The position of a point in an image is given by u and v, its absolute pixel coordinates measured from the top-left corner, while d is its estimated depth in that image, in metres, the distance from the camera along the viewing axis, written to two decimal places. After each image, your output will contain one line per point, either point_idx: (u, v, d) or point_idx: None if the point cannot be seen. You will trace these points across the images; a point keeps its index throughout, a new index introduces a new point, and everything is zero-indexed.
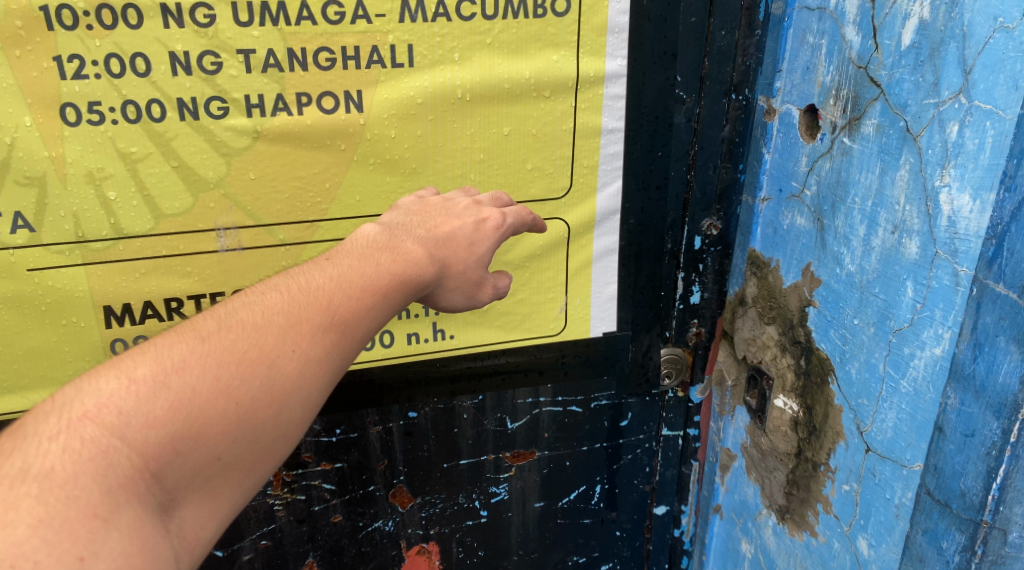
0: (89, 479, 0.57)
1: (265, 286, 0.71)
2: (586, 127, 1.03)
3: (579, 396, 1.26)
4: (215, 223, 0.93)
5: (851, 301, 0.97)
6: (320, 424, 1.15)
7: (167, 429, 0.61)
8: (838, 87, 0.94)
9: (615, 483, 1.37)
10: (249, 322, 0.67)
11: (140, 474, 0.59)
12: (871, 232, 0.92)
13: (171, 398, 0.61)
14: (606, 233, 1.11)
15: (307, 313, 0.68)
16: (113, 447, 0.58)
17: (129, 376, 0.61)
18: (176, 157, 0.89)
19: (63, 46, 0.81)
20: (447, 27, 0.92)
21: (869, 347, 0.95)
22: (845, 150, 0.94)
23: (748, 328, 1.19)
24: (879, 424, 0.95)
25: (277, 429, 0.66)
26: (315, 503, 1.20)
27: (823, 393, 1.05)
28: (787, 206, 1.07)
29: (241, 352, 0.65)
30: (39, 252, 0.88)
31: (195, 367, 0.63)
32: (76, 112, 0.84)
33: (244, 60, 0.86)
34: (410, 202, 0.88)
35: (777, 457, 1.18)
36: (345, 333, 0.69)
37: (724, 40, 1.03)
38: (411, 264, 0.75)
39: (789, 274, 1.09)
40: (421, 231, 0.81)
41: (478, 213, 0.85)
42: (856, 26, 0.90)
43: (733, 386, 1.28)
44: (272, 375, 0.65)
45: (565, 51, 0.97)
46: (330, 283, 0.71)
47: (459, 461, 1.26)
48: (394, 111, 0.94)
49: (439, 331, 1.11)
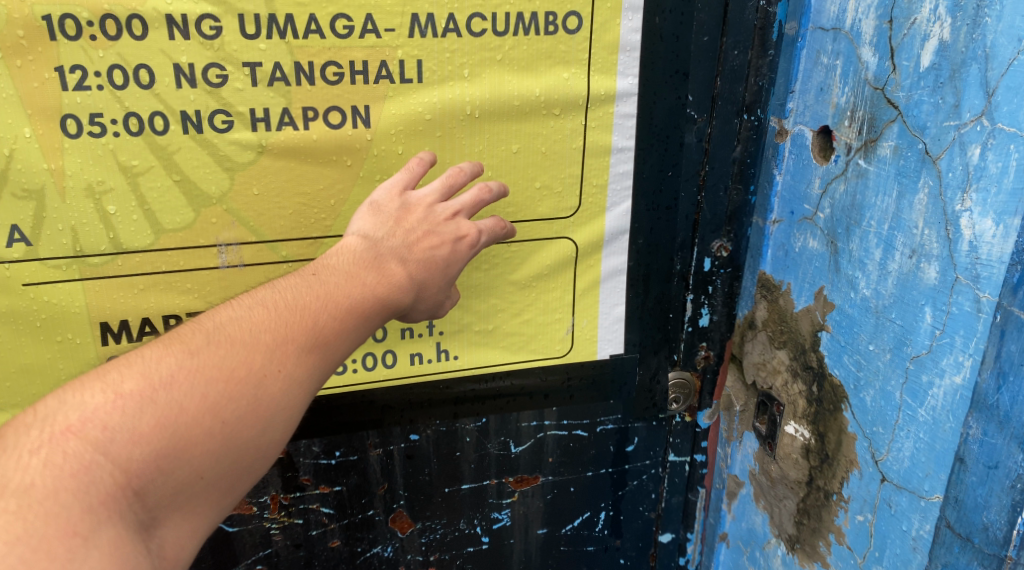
0: (70, 496, 0.58)
1: (252, 300, 0.72)
2: (595, 145, 1.01)
3: (585, 420, 1.23)
4: (217, 239, 0.91)
5: (866, 326, 0.94)
6: (320, 446, 1.12)
7: (151, 446, 0.61)
8: (853, 108, 0.93)
9: (620, 510, 1.33)
10: (236, 339, 0.67)
11: (123, 491, 0.60)
12: (887, 256, 0.90)
13: (156, 414, 0.62)
14: (615, 254, 1.09)
15: (292, 332, 0.69)
16: (97, 463, 0.59)
17: (115, 390, 0.62)
18: (178, 170, 0.87)
19: (65, 57, 0.79)
20: (457, 43, 0.90)
21: (885, 374, 0.92)
22: (860, 172, 0.93)
23: (758, 352, 1.16)
24: (895, 453, 0.92)
25: (260, 449, 0.66)
26: (313, 527, 1.17)
27: (837, 420, 1.02)
28: (799, 228, 1.05)
29: (228, 369, 0.66)
30: (35, 267, 0.86)
31: (182, 383, 0.64)
32: (77, 124, 0.82)
33: (249, 73, 0.85)
34: (389, 200, 0.82)
35: (787, 485, 1.15)
36: (327, 354, 0.71)
37: (737, 59, 1.02)
38: (393, 288, 0.76)
39: (801, 298, 1.06)
40: (404, 248, 0.79)
41: (457, 230, 0.83)
42: (872, 47, 0.89)
43: (741, 411, 1.25)
44: (258, 395, 0.66)
45: (576, 68, 0.96)
46: (317, 302, 0.71)
47: (461, 485, 1.22)
48: (402, 127, 0.92)
49: (443, 351, 1.09)
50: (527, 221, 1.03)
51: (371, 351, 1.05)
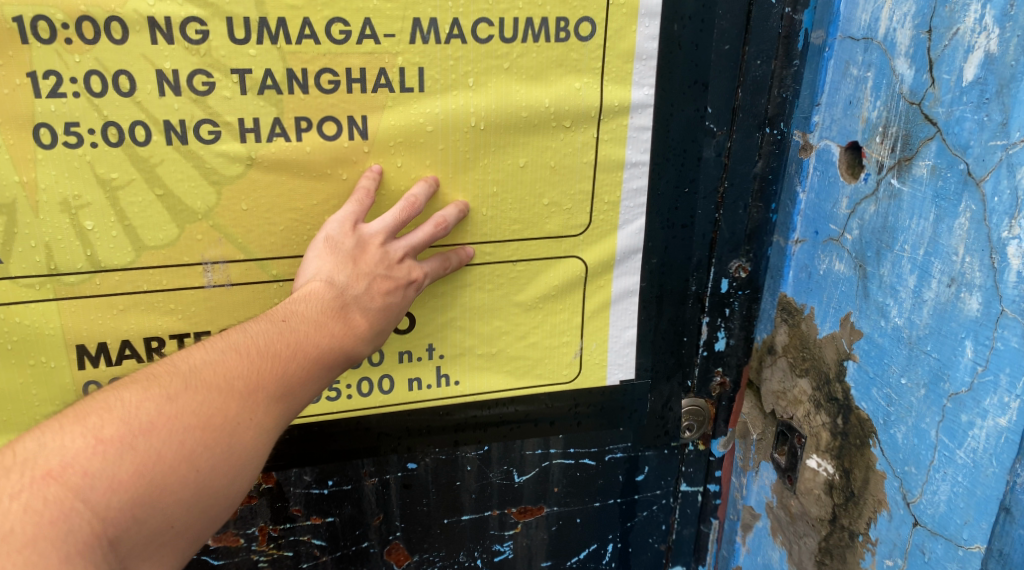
0: (49, 544, 0.58)
1: (225, 342, 0.72)
2: (608, 159, 0.95)
3: (593, 449, 1.17)
4: (202, 257, 0.84)
5: (898, 358, 0.88)
6: (311, 474, 1.05)
7: (129, 494, 0.62)
8: (886, 124, 0.86)
9: (628, 542, 1.27)
10: (211, 385, 0.68)
11: (99, 540, 0.60)
12: (922, 283, 0.83)
13: (135, 462, 0.63)
14: (627, 274, 1.03)
15: (263, 381, 0.70)
16: (76, 511, 0.59)
17: (96, 436, 0.62)
18: (161, 184, 0.81)
19: (38, 62, 0.74)
20: (462, 50, 0.84)
21: (919, 410, 0.85)
22: (893, 193, 0.86)
23: (777, 380, 1.10)
24: (929, 496, 0.85)
25: (228, 498, 0.67)
26: (304, 560, 1.11)
27: (863, 456, 0.96)
28: (824, 249, 0.99)
29: (205, 418, 0.66)
30: (5, 286, 0.80)
31: (160, 431, 0.64)
32: (52, 134, 0.76)
33: (238, 81, 0.79)
34: (345, 236, 0.81)
35: (808, 522, 1.08)
36: (292, 404, 0.72)
37: (759, 69, 0.95)
38: (355, 339, 0.77)
39: (825, 324, 1.00)
40: (365, 296, 0.79)
41: (408, 274, 0.83)
42: (908, 58, 0.82)
43: (758, 440, 1.18)
44: (231, 444, 0.67)
45: (588, 78, 0.89)
46: (288, 349, 0.72)
47: (461, 516, 1.16)
48: (402, 139, 0.86)
49: (443, 376, 1.03)
50: (534, 239, 0.97)
51: (366, 375, 0.99)
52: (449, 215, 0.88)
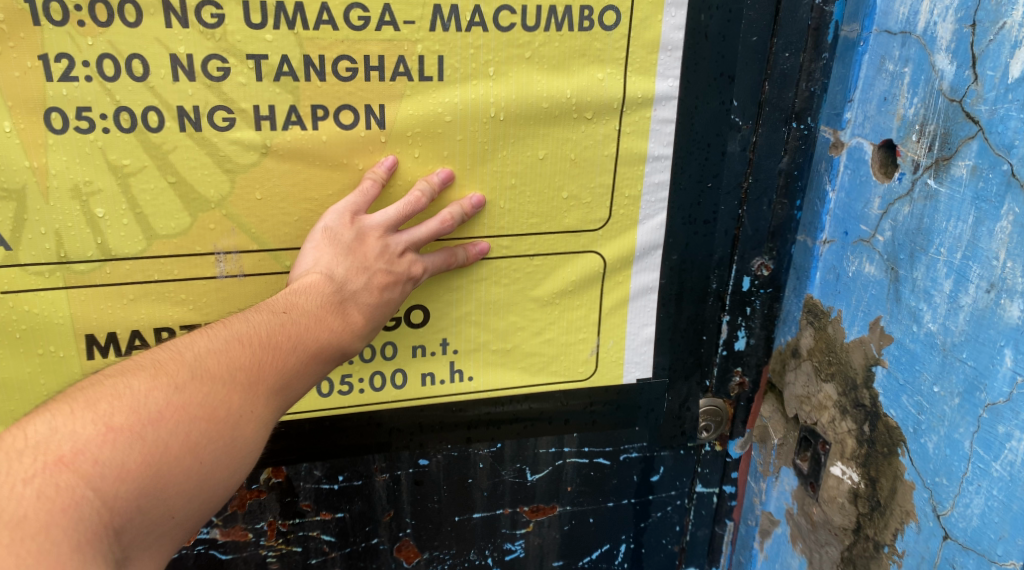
0: (61, 532, 0.56)
1: (229, 331, 0.72)
2: (630, 152, 0.93)
3: (608, 448, 1.15)
4: (215, 247, 0.83)
5: (931, 365, 0.85)
6: (322, 470, 1.03)
7: (137, 483, 0.61)
8: (923, 121, 0.83)
9: (641, 543, 1.27)
10: (216, 374, 0.68)
11: (106, 529, 0.59)
12: (959, 288, 0.81)
13: (143, 451, 0.62)
14: (646, 270, 1.02)
15: (266, 372, 0.70)
16: (86, 499, 0.58)
17: (106, 423, 0.61)
18: (173, 172, 0.78)
19: (50, 44, 0.71)
20: (483, 38, 0.82)
21: (952, 420, 0.83)
22: (929, 193, 0.83)
23: (801, 384, 1.07)
24: (960, 509, 0.83)
25: (228, 490, 0.67)
26: (312, 556, 1.09)
27: (892, 465, 0.93)
28: (854, 251, 0.95)
29: (211, 408, 0.66)
30: (15, 273, 0.79)
31: (168, 420, 0.64)
32: (63, 119, 0.73)
33: (254, 67, 0.76)
34: (344, 228, 0.81)
35: (830, 531, 1.06)
36: (289, 396, 0.72)
37: (787, 62, 0.93)
38: (352, 333, 0.78)
39: (853, 328, 0.97)
40: (365, 291, 0.79)
41: (408, 270, 0.84)
42: (950, 54, 0.79)
43: (778, 445, 1.15)
44: (236, 436, 0.67)
45: (612, 68, 0.87)
46: (290, 341, 0.72)
47: (473, 514, 1.14)
48: (419, 129, 0.84)
49: (457, 372, 1.01)
50: (552, 233, 0.95)
51: (379, 369, 0.98)
52: (453, 211, 0.87)
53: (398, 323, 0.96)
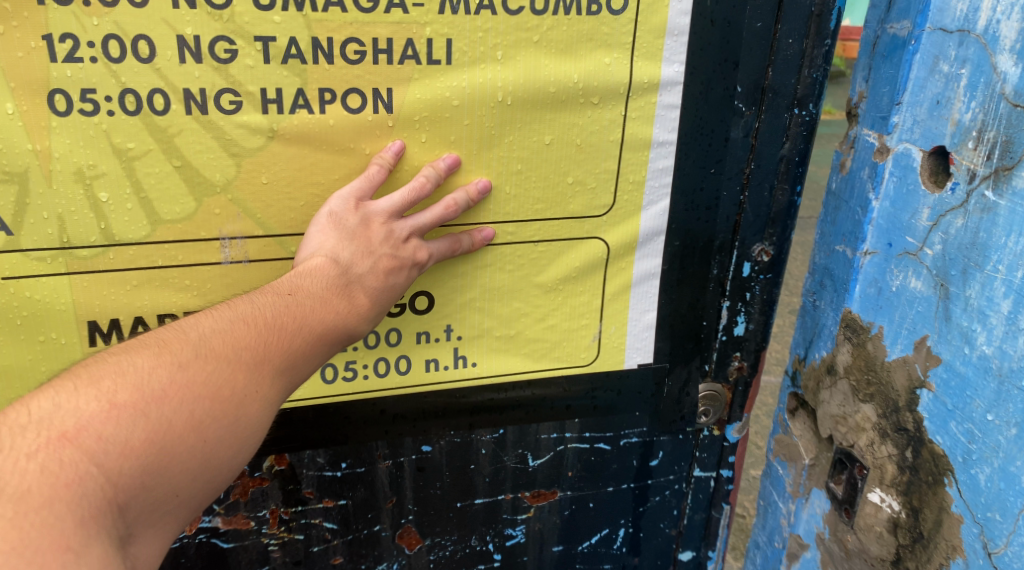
0: (64, 507, 0.57)
1: (234, 312, 0.72)
2: (635, 138, 0.93)
3: (608, 433, 1.16)
4: (220, 232, 0.82)
5: (986, 392, 0.86)
6: (324, 457, 1.03)
7: (140, 460, 0.62)
8: (981, 128, 0.83)
9: (639, 527, 1.29)
10: (220, 354, 0.69)
11: (110, 506, 0.59)
12: (1019, 309, 0.81)
13: (147, 428, 0.63)
14: (648, 256, 1.03)
15: (271, 354, 0.71)
16: (90, 475, 0.59)
17: (110, 400, 0.62)
18: (179, 155, 0.77)
19: (55, 24, 0.68)
20: (491, 21, 0.81)
21: (1008, 452, 0.84)
22: (987, 206, 0.83)
23: (837, 403, 1.07)
24: (1016, 548, 0.85)
25: (230, 470, 0.68)
26: (314, 543, 1.09)
27: (937, 496, 0.94)
28: (898, 264, 0.95)
29: (215, 388, 0.67)
30: (16, 259, 0.77)
31: (172, 398, 0.65)
32: (67, 100, 0.71)
33: (262, 49, 0.75)
34: (350, 213, 0.81)
35: (866, 560, 1.06)
36: (293, 378, 0.73)
37: (791, 48, 0.93)
38: (356, 317, 0.78)
39: (896, 346, 0.97)
40: (370, 275, 0.80)
41: (414, 255, 0.84)
42: (1013, 56, 0.79)
43: (810, 465, 1.16)
44: (239, 416, 0.68)
45: (619, 53, 0.87)
46: (295, 323, 0.73)
47: (474, 500, 1.15)
48: (427, 113, 0.83)
49: (461, 358, 1.02)
50: (556, 219, 0.96)
51: (383, 356, 0.98)
52: (460, 198, 0.87)
53: (402, 309, 0.96)
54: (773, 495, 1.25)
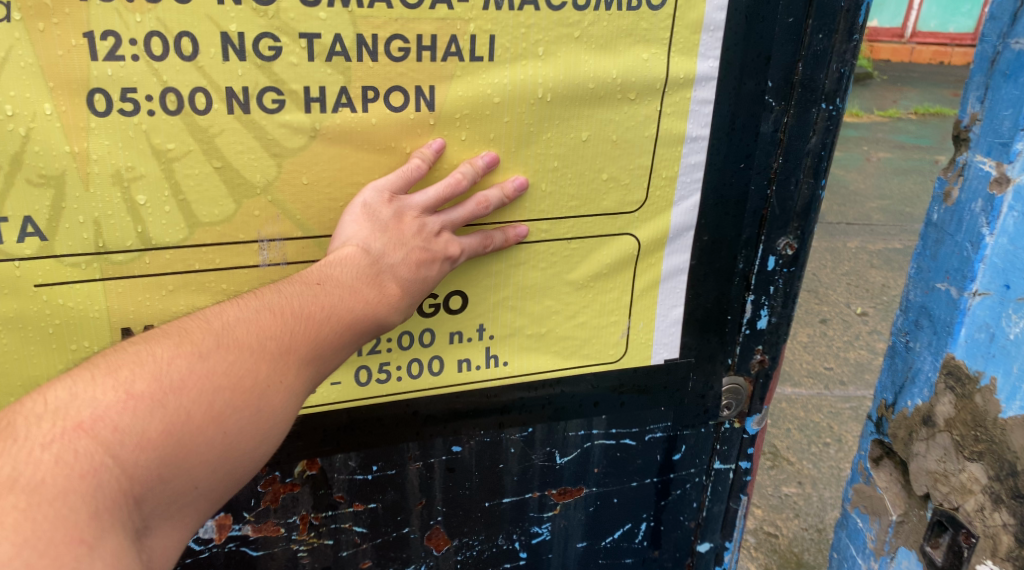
0: (78, 499, 0.56)
1: (260, 301, 0.71)
2: (669, 134, 0.93)
3: (634, 428, 1.17)
4: (258, 234, 0.80)
5: None
6: (356, 460, 1.01)
7: (158, 452, 0.61)
8: None
9: (660, 520, 1.30)
10: (244, 344, 0.67)
11: (125, 498, 0.58)
12: None
13: (165, 419, 0.61)
14: (678, 252, 1.03)
15: (296, 343, 0.69)
16: (106, 466, 0.58)
17: (127, 390, 0.61)
18: (219, 156, 0.75)
19: (96, 21, 0.66)
20: (534, 17, 0.80)
21: None
22: None
23: (937, 458, 1.04)
24: None
25: (254, 462, 0.67)
26: (343, 548, 1.08)
27: None
28: (1016, 309, 0.93)
29: (237, 378, 0.66)
30: (49, 265, 0.74)
31: (192, 389, 0.63)
32: (107, 100, 0.69)
33: (306, 46, 0.73)
34: (383, 205, 0.79)
35: None
36: (321, 367, 0.72)
37: (820, 43, 0.94)
38: (387, 307, 0.76)
39: (1012, 403, 0.94)
40: (404, 266, 0.78)
41: (445, 249, 0.82)
42: None
43: (900, 523, 1.14)
44: (263, 407, 0.66)
45: (656, 48, 0.87)
46: (322, 312, 0.71)
47: (502, 499, 1.14)
48: (468, 111, 0.82)
49: (493, 357, 1.01)
50: (590, 215, 0.96)
51: (416, 357, 0.96)
52: (494, 195, 0.86)
53: (436, 309, 0.95)
54: (852, 548, 1.25)
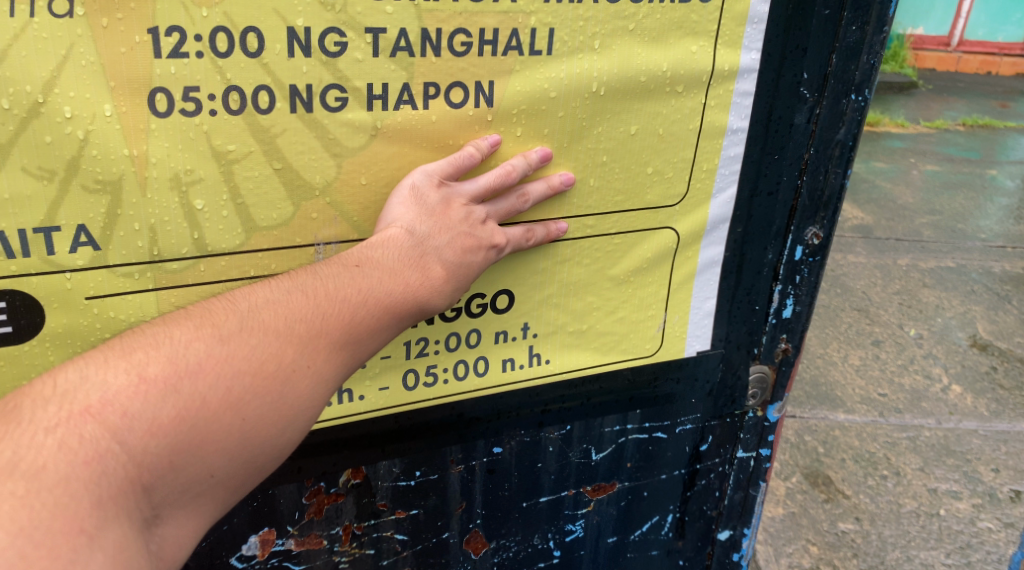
0: (81, 486, 0.54)
1: (292, 282, 0.68)
2: (712, 126, 0.94)
3: (666, 422, 1.18)
4: (315, 237, 0.77)
5: None
6: (399, 467, 0.99)
7: (169, 439, 0.58)
8: None
9: (685, 511, 1.31)
10: (271, 327, 0.64)
11: (132, 486, 0.56)
12: None
13: (178, 405, 0.59)
14: (713, 244, 1.04)
15: (327, 327, 0.66)
16: (112, 452, 0.55)
17: (140, 373, 0.58)
18: (280, 157, 0.72)
19: (161, 16, 0.62)
20: (593, 10, 0.79)
21: None
22: None
23: None
24: None
25: (276, 449, 0.64)
26: (384, 557, 1.05)
27: None
28: None
29: (259, 363, 0.63)
30: (102, 276, 0.69)
31: (208, 373, 0.60)
32: (168, 100, 0.65)
33: (371, 41, 0.70)
34: (432, 190, 0.77)
35: None
36: (356, 352, 0.68)
37: (854, 35, 0.95)
38: (429, 291, 0.73)
39: None
40: (448, 250, 0.76)
41: (491, 237, 0.80)
42: None
43: None
44: (286, 393, 0.64)
45: (704, 41, 0.87)
46: (357, 295, 0.68)
47: (540, 498, 1.14)
48: (525, 106, 0.81)
49: (536, 355, 1.00)
50: (634, 209, 0.95)
51: (462, 358, 0.95)
52: (540, 189, 0.85)
53: (484, 309, 0.93)
54: None
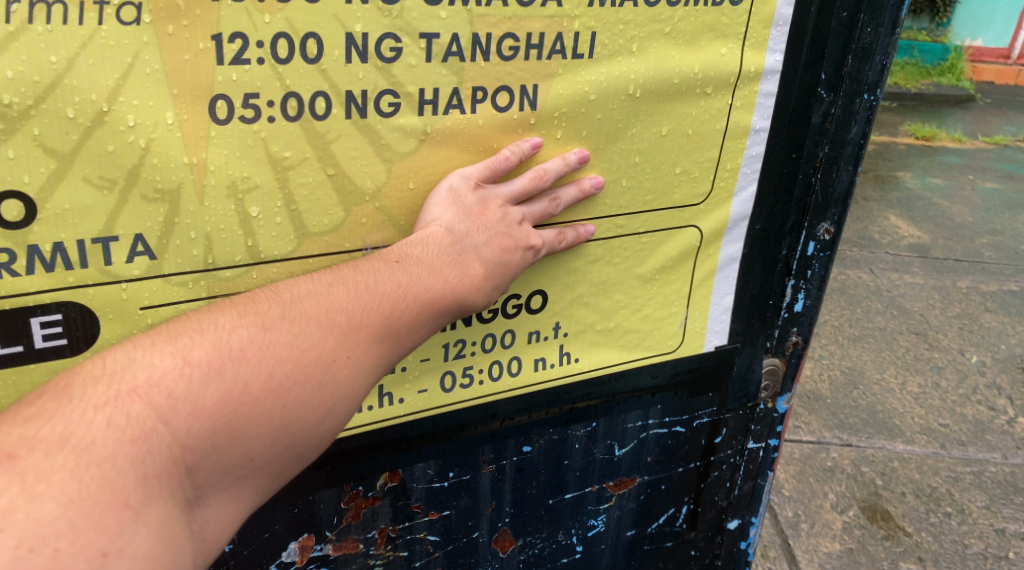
0: (127, 463, 0.53)
1: (333, 275, 0.68)
2: (736, 127, 0.96)
3: (684, 416, 1.20)
4: (363, 242, 0.77)
5: None
6: (434, 469, 1.00)
7: (212, 422, 0.57)
8: None
9: (699, 502, 1.34)
10: (313, 318, 0.64)
11: (176, 465, 0.55)
12: None
13: (221, 389, 0.58)
14: (733, 241, 1.07)
15: (367, 319, 0.65)
16: (157, 432, 0.54)
17: (185, 357, 0.58)
18: (334, 163, 0.72)
19: (225, 23, 0.62)
20: (632, 14, 0.81)
21: None
22: None
23: None
24: None
25: (315, 439, 0.63)
26: (417, 558, 1.06)
27: None
28: None
29: (301, 351, 0.62)
30: (157, 285, 0.69)
31: (251, 359, 0.60)
32: (228, 107, 0.65)
33: (425, 47, 0.71)
34: (469, 192, 0.77)
35: None
36: (395, 345, 0.68)
37: (869, 37, 0.97)
38: (465, 288, 0.73)
39: None
40: (485, 247, 0.76)
41: (527, 238, 0.80)
42: None
43: None
44: (326, 381, 0.63)
45: (733, 43, 0.90)
46: (397, 289, 0.68)
47: (565, 495, 1.15)
48: (566, 109, 0.82)
49: (566, 355, 1.01)
50: (662, 208, 0.97)
51: (497, 359, 0.95)
52: (572, 193, 0.85)
53: (518, 310, 0.94)
54: None
